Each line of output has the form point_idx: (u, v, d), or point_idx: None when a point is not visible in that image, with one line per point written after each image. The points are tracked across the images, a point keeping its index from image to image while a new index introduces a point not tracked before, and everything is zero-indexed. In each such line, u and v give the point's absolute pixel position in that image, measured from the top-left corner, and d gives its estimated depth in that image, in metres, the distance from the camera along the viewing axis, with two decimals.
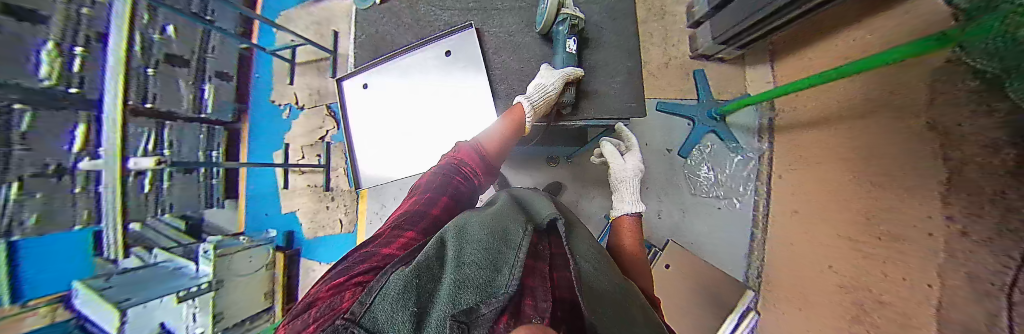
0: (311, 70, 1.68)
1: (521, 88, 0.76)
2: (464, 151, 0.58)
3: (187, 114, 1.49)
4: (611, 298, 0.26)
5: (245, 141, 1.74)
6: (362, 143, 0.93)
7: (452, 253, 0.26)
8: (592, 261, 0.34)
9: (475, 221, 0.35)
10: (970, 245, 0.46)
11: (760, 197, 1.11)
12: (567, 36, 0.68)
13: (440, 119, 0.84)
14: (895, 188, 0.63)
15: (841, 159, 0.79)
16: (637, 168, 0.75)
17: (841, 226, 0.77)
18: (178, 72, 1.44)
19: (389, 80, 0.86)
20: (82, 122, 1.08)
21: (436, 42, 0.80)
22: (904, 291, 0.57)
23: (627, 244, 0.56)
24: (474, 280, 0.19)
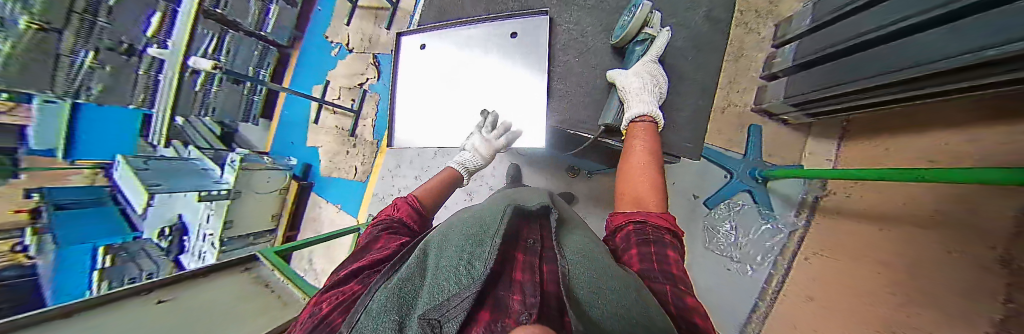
0: (369, 16, 1.69)
1: (576, 92, 0.73)
2: (399, 208, 0.64)
3: (249, 28, 1.57)
4: (589, 280, 0.29)
5: (292, 69, 1.82)
6: (402, 102, 0.92)
7: (433, 266, 0.33)
8: (575, 248, 0.40)
9: (448, 236, 0.42)
10: None
11: (777, 272, 1.08)
12: (642, 56, 0.64)
13: (485, 94, 0.81)
14: (933, 311, 0.59)
15: (883, 262, 0.74)
16: (643, 70, 0.61)
17: (857, 329, 0.73)
18: None
19: (445, 49, 0.86)
20: (159, 11, 1.30)
21: (507, 22, 0.79)
22: None
23: (637, 151, 0.57)
24: (449, 284, 0.26)
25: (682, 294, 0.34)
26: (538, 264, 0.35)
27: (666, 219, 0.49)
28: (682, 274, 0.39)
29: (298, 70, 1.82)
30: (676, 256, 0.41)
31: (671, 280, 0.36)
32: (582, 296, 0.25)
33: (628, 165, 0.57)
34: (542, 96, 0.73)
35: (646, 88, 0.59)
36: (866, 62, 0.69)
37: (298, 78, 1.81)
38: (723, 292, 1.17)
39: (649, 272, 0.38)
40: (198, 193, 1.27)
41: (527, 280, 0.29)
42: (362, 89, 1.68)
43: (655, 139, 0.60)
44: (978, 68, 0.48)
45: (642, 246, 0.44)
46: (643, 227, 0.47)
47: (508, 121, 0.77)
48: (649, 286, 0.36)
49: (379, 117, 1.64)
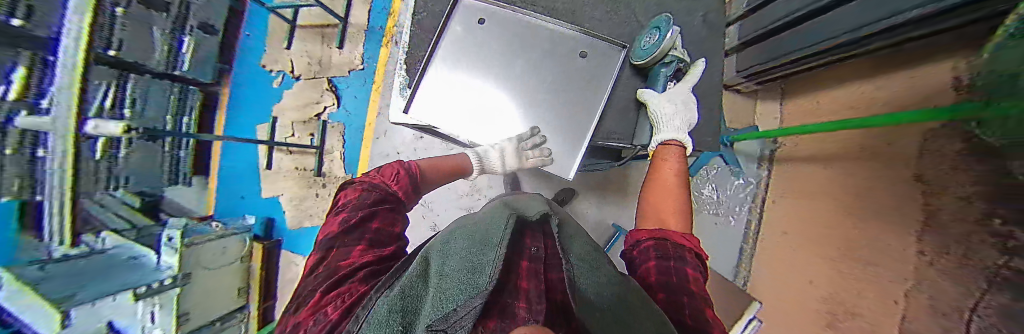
0: (312, 36, 1.47)
1: (570, 95, 0.77)
2: (400, 180, 0.63)
3: (159, 69, 1.38)
4: (603, 310, 0.27)
5: (223, 111, 1.62)
6: (441, 76, 0.79)
7: (437, 270, 0.31)
8: (583, 260, 0.39)
9: (452, 247, 0.37)
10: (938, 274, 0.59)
11: (752, 218, 1.29)
12: (667, 78, 0.73)
13: (536, 105, 0.79)
14: (874, 223, 0.78)
15: (833, 193, 0.94)
16: (674, 96, 0.71)
17: (826, 250, 0.92)
18: (154, 19, 1.32)
19: (511, 36, 0.78)
20: (24, 65, 1.03)
21: (581, 38, 0.77)
22: (876, 306, 0.73)
23: (669, 171, 0.69)
24: (455, 297, 0.22)
25: (702, 309, 0.38)
26: (545, 276, 0.30)
27: (691, 241, 0.54)
28: (699, 290, 0.42)
29: (232, 109, 1.51)
30: (695, 274, 0.45)
31: (689, 293, 0.41)
32: (591, 326, 0.21)
33: (657, 180, 0.68)
34: (590, 119, 0.76)
35: (679, 106, 0.71)
36: (801, 34, 0.84)
37: (232, 119, 1.51)
38: (716, 244, 1.37)
39: (669, 282, 0.43)
40: (132, 293, 1.02)
41: (532, 287, 0.24)
42: (321, 120, 1.47)
43: (683, 162, 0.71)
44: (888, 31, 0.60)
45: (662, 257, 0.49)
46: (664, 241, 0.53)
47: (551, 141, 0.80)
48: (665, 300, 0.40)
49: (349, 147, 1.46)
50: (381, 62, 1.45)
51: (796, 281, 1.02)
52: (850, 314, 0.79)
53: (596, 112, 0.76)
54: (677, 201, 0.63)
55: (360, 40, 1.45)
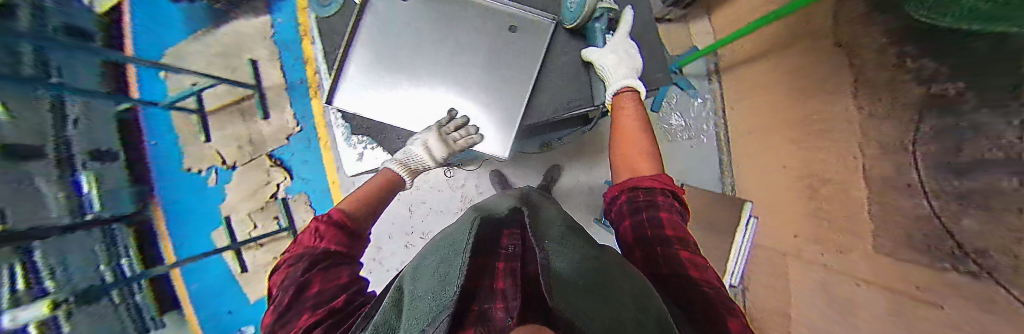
0: (229, 117, 1.29)
1: (512, 77, 0.74)
2: (326, 231, 0.54)
3: (62, 219, 1.07)
4: (586, 293, 0.26)
5: (165, 239, 1.31)
6: (365, 63, 0.73)
7: (409, 297, 0.26)
8: (565, 258, 0.38)
9: (421, 267, 0.35)
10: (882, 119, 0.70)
11: (720, 129, 1.38)
12: (603, 31, 0.74)
13: (468, 86, 0.74)
14: (819, 96, 0.88)
15: (777, 83, 1.04)
16: (615, 47, 0.72)
17: (789, 134, 1.02)
18: (33, 167, 1.04)
19: (436, 14, 0.74)
20: None
21: (509, 12, 0.74)
22: (846, 165, 0.83)
23: (625, 122, 0.71)
24: (422, 309, 0.20)
25: (673, 253, 0.47)
26: (522, 271, 0.29)
27: (656, 181, 0.60)
28: (675, 232, 0.50)
29: (173, 224, 1.33)
30: (669, 217, 0.53)
31: (666, 243, 0.48)
32: (562, 300, 0.20)
33: (617, 134, 0.70)
34: (523, 91, 0.73)
35: (622, 54, 0.72)
36: None
37: (185, 236, 1.33)
38: (698, 166, 1.42)
39: (645, 237, 0.51)
40: None
41: (509, 285, 0.23)
42: (280, 199, 1.34)
43: (639, 106, 0.72)
44: None
45: (635, 213, 0.55)
46: (635, 194, 0.59)
47: (481, 120, 0.75)
48: (646, 252, 0.49)
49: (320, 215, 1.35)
50: (318, 118, 1.35)
51: (772, 169, 1.13)
52: (824, 180, 0.91)
53: (529, 82, 0.73)
54: (636, 146, 0.67)
55: (285, 102, 1.32)
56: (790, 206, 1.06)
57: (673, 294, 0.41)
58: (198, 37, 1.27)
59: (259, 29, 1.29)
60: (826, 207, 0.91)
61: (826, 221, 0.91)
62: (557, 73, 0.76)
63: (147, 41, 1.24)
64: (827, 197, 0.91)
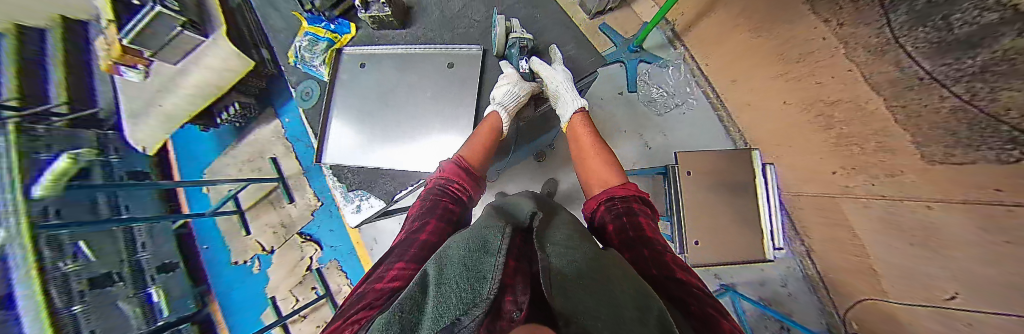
0: (265, 208, 1.50)
1: (459, 102, 0.79)
2: (450, 169, 0.59)
3: (141, 329, 1.19)
4: (601, 290, 0.23)
5: (223, 324, 1.46)
6: (338, 121, 0.82)
7: (434, 273, 0.24)
8: (574, 251, 0.34)
9: (447, 242, 0.32)
10: (837, 25, 0.70)
11: (706, 88, 1.32)
12: (519, 57, 0.79)
13: (423, 117, 0.79)
14: (782, 25, 0.86)
15: (737, 26, 1.03)
16: (565, 73, 0.78)
17: (770, 69, 0.95)
18: (113, 293, 1.14)
19: (395, 65, 0.83)
20: None
21: (443, 53, 0.83)
22: (840, 85, 0.75)
23: (580, 134, 0.73)
24: (451, 292, 0.18)
25: (659, 254, 0.43)
26: (527, 272, 0.27)
27: (627, 188, 0.59)
28: (653, 235, 0.48)
29: (231, 314, 1.47)
30: (647, 221, 0.51)
31: (648, 245, 0.45)
32: (579, 306, 0.17)
33: (580, 145, 0.71)
34: (468, 117, 0.78)
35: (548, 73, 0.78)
36: None
37: (237, 324, 1.46)
38: (698, 130, 1.32)
39: (628, 240, 0.48)
40: None
41: (518, 284, 0.20)
42: (315, 269, 1.45)
43: (591, 126, 0.74)
44: None
45: (616, 219, 0.53)
46: (612, 203, 0.57)
47: (437, 152, 0.77)
48: (633, 257, 0.44)
49: (351, 275, 1.44)
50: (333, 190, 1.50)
51: (773, 111, 1.03)
52: (828, 103, 0.80)
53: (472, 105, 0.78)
54: (601, 155, 0.67)
55: (304, 182, 1.51)
56: (803, 144, 0.94)
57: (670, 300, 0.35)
58: (227, 153, 1.54)
59: (273, 131, 1.53)
60: (849, 131, 0.76)
61: (856, 148, 0.76)
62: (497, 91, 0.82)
63: (190, 168, 1.54)
64: (838, 118, 0.79)
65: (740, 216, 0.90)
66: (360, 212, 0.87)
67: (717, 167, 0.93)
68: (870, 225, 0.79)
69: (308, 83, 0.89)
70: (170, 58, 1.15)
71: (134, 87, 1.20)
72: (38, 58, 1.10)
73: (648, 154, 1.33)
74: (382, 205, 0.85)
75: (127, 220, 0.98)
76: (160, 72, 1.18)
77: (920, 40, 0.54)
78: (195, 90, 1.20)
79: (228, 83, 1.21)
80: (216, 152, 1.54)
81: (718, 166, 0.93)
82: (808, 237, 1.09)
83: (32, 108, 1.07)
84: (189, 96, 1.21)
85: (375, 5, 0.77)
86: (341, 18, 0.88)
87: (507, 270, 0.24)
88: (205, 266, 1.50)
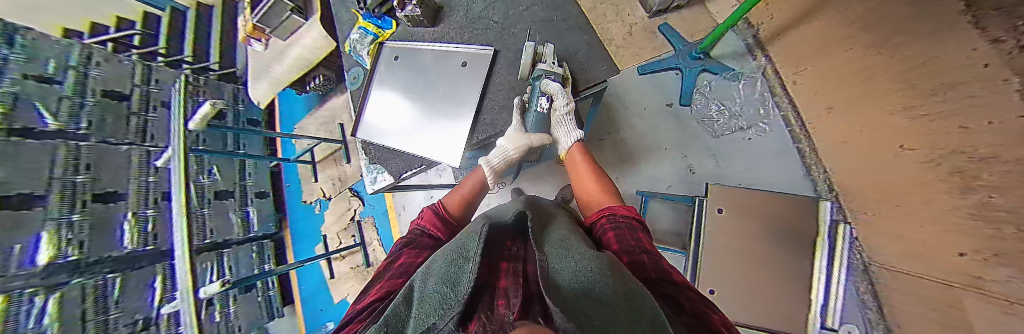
0: (329, 164, 1.84)
1: (466, 97, 0.81)
2: (426, 215, 0.66)
3: (239, 237, 1.62)
4: (581, 283, 0.24)
5: (290, 247, 1.85)
6: (374, 100, 0.92)
7: (418, 291, 0.27)
8: (556, 254, 0.35)
9: (431, 258, 0.36)
10: (1009, 49, 0.45)
11: (787, 112, 1.08)
12: (539, 95, 0.75)
13: (435, 111, 0.83)
14: (919, 41, 0.61)
15: (849, 37, 0.79)
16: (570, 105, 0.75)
17: (890, 99, 0.71)
18: (228, 205, 1.60)
19: (424, 59, 0.89)
20: (160, 272, 1.26)
21: (461, 52, 0.86)
22: (992, 137, 0.51)
23: (578, 161, 0.80)
24: (432, 303, 0.21)
25: (658, 261, 0.42)
26: (522, 271, 0.29)
27: (628, 210, 0.59)
28: (650, 245, 0.47)
29: (297, 241, 1.86)
30: (643, 236, 0.51)
31: (644, 250, 0.44)
32: (557, 296, 0.19)
33: (579, 173, 0.78)
34: (467, 118, 0.79)
35: (558, 114, 0.78)
36: None
37: (298, 250, 1.84)
38: (764, 161, 1.10)
39: (626, 247, 0.46)
40: None
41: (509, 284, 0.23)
42: (356, 221, 1.74)
43: (589, 156, 0.81)
44: None
45: (613, 228, 0.53)
46: (614, 217, 0.56)
47: (443, 144, 0.81)
48: (629, 258, 0.43)
49: (381, 234, 1.68)
50: None
51: (882, 157, 0.77)
52: (976, 161, 0.55)
53: (470, 101, 0.80)
54: (598, 180, 0.73)
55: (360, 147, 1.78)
56: (922, 208, 0.68)
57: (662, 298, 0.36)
58: (311, 115, 1.91)
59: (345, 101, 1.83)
60: (1000, 203, 0.52)
61: (1008, 229, 0.51)
62: (504, 94, 0.80)
63: (286, 121, 1.96)
64: (993, 185, 0.53)
65: (792, 279, 0.72)
66: (376, 184, 0.96)
67: (765, 212, 0.76)
68: None
69: (355, 71, 0.98)
70: (282, 36, 1.47)
71: (259, 55, 1.58)
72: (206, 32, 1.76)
73: (687, 180, 1.15)
74: (392, 180, 0.92)
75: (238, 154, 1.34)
76: (274, 46, 1.53)
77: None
78: (295, 61, 1.49)
79: (317, 57, 1.47)
80: (303, 113, 1.93)
81: (770, 210, 0.76)
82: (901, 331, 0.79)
83: (198, 64, 1.70)
84: (291, 65, 1.52)
85: (408, 5, 0.82)
86: (386, 15, 0.95)
87: (489, 280, 0.26)
88: (285, 199, 1.91)
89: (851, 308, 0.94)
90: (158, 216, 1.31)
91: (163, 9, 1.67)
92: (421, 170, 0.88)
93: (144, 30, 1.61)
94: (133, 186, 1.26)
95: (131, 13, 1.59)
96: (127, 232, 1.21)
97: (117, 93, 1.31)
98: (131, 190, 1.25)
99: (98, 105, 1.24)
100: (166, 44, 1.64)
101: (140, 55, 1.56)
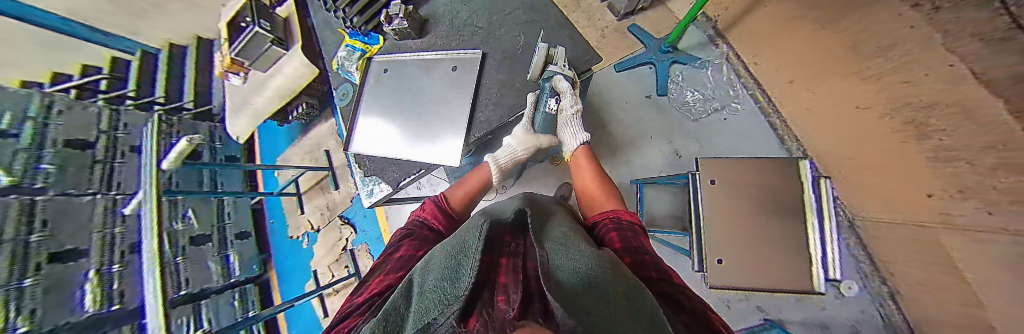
0: (316, 193, 1.76)
1: (458, 103, 0.82)
2: (428, 207, 0.66)
3: (220, 283, 1.48)
4: (584, 279, 0.24)
5: (276, 290, 1.70)
6: (364, 114, 0.91)
7: (417, 286, 0.25)
8: (558, 248, 0.34)
9: (432, 252, 0.35)
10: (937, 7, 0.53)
11: (755, 91, 1.16)
12: (549, 93, 0.83)
13: (429, 117, 0.84)
14: (860, 12, 0.71)
15: (798, 18, 0.89)
16: (576, 106, 0.84)
17: (840, 66, 0.80)
18: (206, 250, 1.46)
19: (413, 68, 0.91)
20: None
21: (449, 58, 0.88)
22: (933, 85, 0.59)
23: (582, 165, 0.81)
24: (431, 297, 0.20)
25: (662, 268, 0.42)
26: (521, 268, 0.28)
27: (629, 215, 0.60)
28: (650, 250, 0.48)
29: (284, 281, 1.72)
30: (645, 241, 0.52)
31: (646, 254, 0.45)
32: (560, 293, 0.18)
33: (582, 176, 0.79)
34: (463, 119, 0.80)
35: (565, 114, 0.86)
36: None
37: (286, 289, 1.70)
38: (743, 137, 1.16)
39: (629, 248, 0.46)
40: None
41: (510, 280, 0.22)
42: (349, 250, 1.64)
43: (594, 159, 0.82)
44: None
45: (618, 229, 0.54)
46: (617, 220, 0.57)
47: (440, 147, 0.81)
48: (630, 261, 0.43)
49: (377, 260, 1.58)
50: None
51: (841, 117, 0.85)
52: (924, 108, 0.63)
53: (465, 103, 0.81)
54: (601, 183, 0.74)
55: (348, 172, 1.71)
56: (884, 159, 0.76)
57: (664, 298, 0.35)
58: (295, 145, 1.84)
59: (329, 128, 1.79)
60: (951, 143, 0.59)
61: (965, 165, 0.57)
62: (495, 92, 0.82)
63: (267, 154, 1.89)
64: (944, 128, 0.59)
65: None
66: (372, 195, 0.91)
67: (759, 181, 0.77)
68: (981, 267, 0.57)
69: (345, 87, 0.99)
70: (261, 68, 1.45)
71: (236, 90, 1.54)
72: (179, 73, 1.74)
73: (677, 163, 1.20)
74: (390, 190, 0.89)
75: (213, 194, 1.24)
76: (253, 78, 1.50)
77: (997, 29, 0.44)
78: (276, 91, 1.46)
79: (298, 85, 1.44)
80: (285, 144, 1.86)
81: (763, 179, 0.77)
82: (898, 278, 0.84)
83: (171, 104, 1.66)
84: (270, 97, 1.48)
85: (396, 18, 0.85)
86: (373, 31, 0.99)
87: (489, 276, 0.25)
88: (269, 237, 1.79)
89: (847, 265, 0.96)
90: (124, 271, 1.20)
91: (131, 52, 1.67)
92: (421, 176, 0.86)
93: (111, 74, 1.63)
94: (97, 240, 1.16)
95: (96, 58, 1.61)
96: (89, 293, 1.09)
97: (81, 141, 1.25)
98: (94, 245, 1.15)
99: (59, 155, 1.17)
100: (136, 86, 1.63)
101: (108, 100, 1.51)
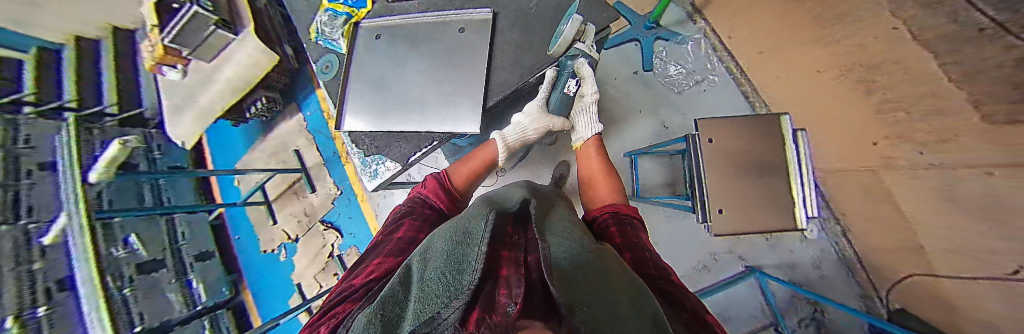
0: (290, 199, 1.56)
1: (467, 75, 0.75)
2: (429, 184, 0.63)
3: (183, 313, 1.28)
4: (590, 277, 0.22)
5: (254, 312, 1.52)
6: (355, 87, 0.81)
7: (417, 271, 0.21)
8: (563, 240, 0.33)
9: (433, 234, 0.31)
10: None
11: (728, 64, 1.24)
12: (569, 76, 0.82)
13: (432, 85, 0.76)
14: None
15: None
16: (595, 95, 0.86)
17: (811, 33, 0.90)
18: (160, 275, 1.25)
19: (410, 33, 0.80)
20: None
21: (453, 20, 0.78)
22: (883, 47, 0.69)
23: (592, 154, 0.83)
24: (434, 284, 0.16)
25: (660, 266, 0.43)
26: (525, 259, 0.26)
27: (628, 208, 0.62)
28: (648, 246, 0.49)
29: (260, 300, 1.53)
30: (645, 237, 0.53)
31: (646, 250, 0.47)
32: (572, 292, 0.16)
33: (587, 168, 0.80)
34: (479, 85, 0.73)
35: (585, 98, 0.87)
36: None
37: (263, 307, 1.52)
38: (718, 107, 1.24)
39: (625, 243, 0.48)
40: None
41: (513, 275, 0.20)
42: (336, 256, 1.49)
43: (604, 154, 0.83)
44: None
45: (620, 224, 0.55)
46: (616, 215, 0.59)
47: (454, 114, 0.74)
48: (627, 258, 0.44)
49: None
50: (352, 180, 1.50)
51: (801, 82, 0.97)
52: (872, 68, 0.73)
53: (481, 67, 0.73)
54: (607, 175, 0.75)
55: (325, 171, 1.53)
56: (834, 116, 0.89)
57: (663, 299, 0.35)
58: (257, 146, 1.61)
59: (297, 125, 1.57)
60: (894, 96, 0.70)
61: (902, 114, 0.69)
62: (512, 54, 0.75)
63: (220, 161, 1.65)
64: (888, 85, 0.70)
65: None
66: (376, 176, 0.85)
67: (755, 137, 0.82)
68: (921, 195, 0.70)
69: (328, 56, 0.87)
70: (203, 58, 1.21)
71: (173, 85, 1.28)
72: (94, 66, 1.35)
73: (666, 134, 1.28)
74: (399, 166, 0.83)
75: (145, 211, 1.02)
76: (197, 71, 1.26)
77: None
78: (227, 84, 1.24)
79: (260, 73, 1.23)
80: (243, 147, 1.62)
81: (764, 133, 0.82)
82: (851, 216, 0.99)
83: (88, 110, 1.30)
84: (218, 91, 1.26)
85: None
86: None
87: (493, 265, 0.22)
88: (236, 255, 1.58)
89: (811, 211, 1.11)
90: (58, 313, 0.99)
91: (24, 50, 1.21)
92: (433, 149, 0.80)
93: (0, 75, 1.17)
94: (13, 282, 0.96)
95: None
96: None
97: None
98: (9, 287, 0.95)
99: None
100: (44, 90, 1.22)
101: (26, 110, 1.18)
